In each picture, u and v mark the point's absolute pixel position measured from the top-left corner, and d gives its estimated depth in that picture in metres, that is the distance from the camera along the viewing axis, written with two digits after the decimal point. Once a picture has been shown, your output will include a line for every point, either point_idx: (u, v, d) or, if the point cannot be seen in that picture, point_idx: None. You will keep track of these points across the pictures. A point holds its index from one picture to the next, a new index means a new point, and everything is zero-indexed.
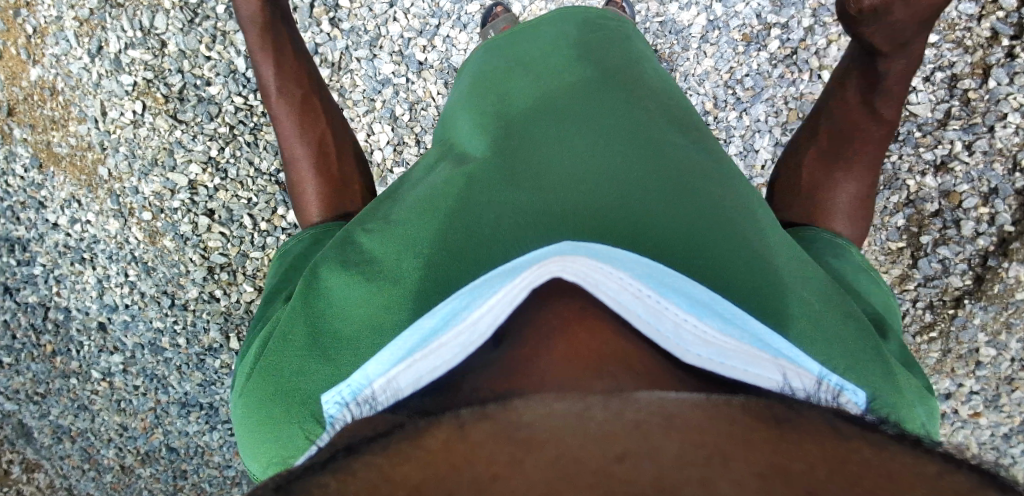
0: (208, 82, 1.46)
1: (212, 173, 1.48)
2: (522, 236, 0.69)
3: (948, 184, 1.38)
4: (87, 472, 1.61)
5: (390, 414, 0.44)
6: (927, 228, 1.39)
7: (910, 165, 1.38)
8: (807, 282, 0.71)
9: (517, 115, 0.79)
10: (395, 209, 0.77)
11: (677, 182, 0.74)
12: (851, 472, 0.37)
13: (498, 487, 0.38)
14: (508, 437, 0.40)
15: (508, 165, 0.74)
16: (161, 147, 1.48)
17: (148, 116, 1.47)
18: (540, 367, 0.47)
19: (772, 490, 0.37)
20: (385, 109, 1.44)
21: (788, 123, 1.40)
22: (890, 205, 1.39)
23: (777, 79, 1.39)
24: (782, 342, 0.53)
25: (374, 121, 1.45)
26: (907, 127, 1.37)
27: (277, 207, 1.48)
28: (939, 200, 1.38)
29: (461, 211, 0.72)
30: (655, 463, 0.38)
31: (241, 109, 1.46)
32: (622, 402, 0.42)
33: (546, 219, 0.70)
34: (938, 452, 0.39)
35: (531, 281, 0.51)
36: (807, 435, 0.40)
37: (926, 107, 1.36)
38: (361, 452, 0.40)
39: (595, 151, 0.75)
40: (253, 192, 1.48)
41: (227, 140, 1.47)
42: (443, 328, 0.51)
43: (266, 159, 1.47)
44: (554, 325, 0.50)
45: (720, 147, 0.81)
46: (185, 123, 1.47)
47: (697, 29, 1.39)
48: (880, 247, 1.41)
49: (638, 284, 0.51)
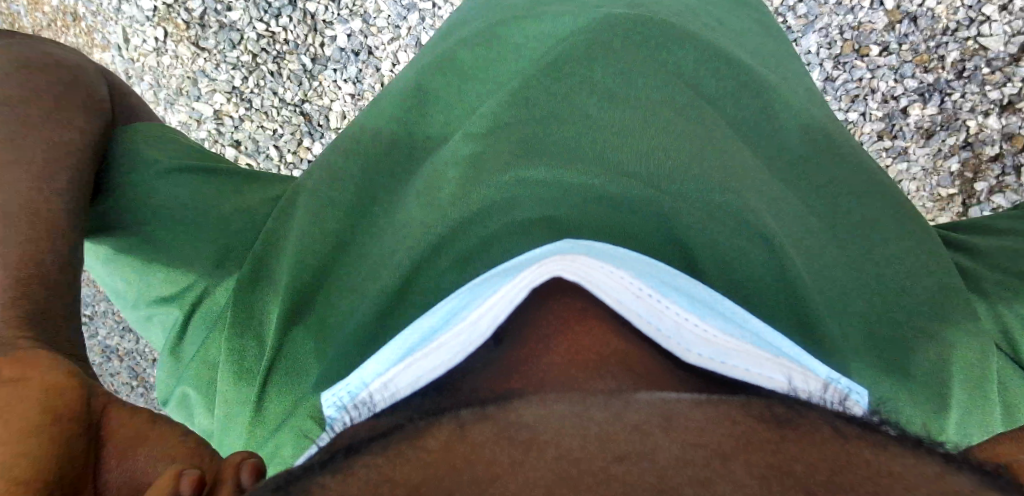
0: (229, 8, 1.56)
1: (237, 103, 1.60)
2: (518, 214, 0.69)
3: (1013, 126, 1.35)
4: (137, 388, 1.67)
5: (393, 414, 0.44)
6: (983, 175, 1.37)
7: (973, 104, 1.36)
8: (806, 259, 0.72)
9: (523, 76, 0.76)
10: (399, 204, 0.78)
11: (686, 150, 0.70)
12: (851, 473, 0.37)
13: (497, 487, 0.38)
14: (509, 438, 0.40)
15: (508, 139, 0.72)
16: (185, 76, 1.60)
17: (171, 43, 1.58)
18: (539, 368, 0.47)
19: (772, 490, 0.37)
20: (410, 36, 1.53)
21: (841, 55, 1.42)
22: (945, 147, 1.38)
23: (834, 5, 1.40)
24: (778, 340, 0.53)
25: (399, 50, 1.54)
26: (975, 62, 1.35)
27: (303, 139, 1.59)
28: (1000, 143, 1.36)
29: (462, 188, 0.70)
30: (655, 463, 0.38)
31: (262, 37, 1.56)
32: (622, 402, 0.42)
33: (546, 194, 0.69)
34: (939, 452, 0.39)
35: (531, 280, 0.51)
36: (808, 435, 0.39)
37: (999, 40, 1.34)
38: (361, 452, 0.40)
39: (599, 122, 0.72)
40: (277, 123, 1.59)
41: (250, 69, 1.58)
42: (444, 328, 0.52)
43: (290, 90, 1.58)
44: (554, 323, 0.50)
45: (763, 105, 0.78)
46: (207, 51, 1.58)
47: None
48: (929, 192, 1.39)
49: (638, 283, 0.51)
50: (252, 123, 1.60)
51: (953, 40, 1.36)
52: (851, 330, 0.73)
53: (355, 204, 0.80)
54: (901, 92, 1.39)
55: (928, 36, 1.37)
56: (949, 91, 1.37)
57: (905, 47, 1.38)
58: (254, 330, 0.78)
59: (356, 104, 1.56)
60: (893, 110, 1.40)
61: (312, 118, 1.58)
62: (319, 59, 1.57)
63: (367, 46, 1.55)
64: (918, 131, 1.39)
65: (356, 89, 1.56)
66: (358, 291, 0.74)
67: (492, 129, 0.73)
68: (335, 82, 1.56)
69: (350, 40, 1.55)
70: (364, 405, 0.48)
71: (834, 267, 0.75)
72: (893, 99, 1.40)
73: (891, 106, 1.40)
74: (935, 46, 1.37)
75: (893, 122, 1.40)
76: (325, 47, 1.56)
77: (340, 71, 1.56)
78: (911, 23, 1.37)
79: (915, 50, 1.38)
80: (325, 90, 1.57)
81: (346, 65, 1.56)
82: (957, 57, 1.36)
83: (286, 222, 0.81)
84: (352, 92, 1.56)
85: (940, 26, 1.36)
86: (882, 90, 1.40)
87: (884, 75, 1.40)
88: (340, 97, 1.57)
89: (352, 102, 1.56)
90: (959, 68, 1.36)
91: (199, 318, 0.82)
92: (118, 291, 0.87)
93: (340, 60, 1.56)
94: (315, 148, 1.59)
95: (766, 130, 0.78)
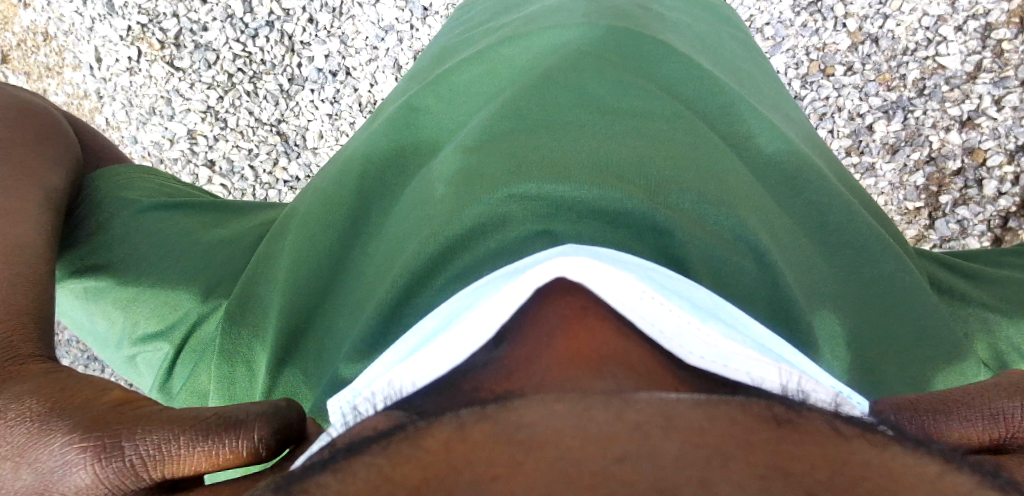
0: (205, 28, 1.64)
1: (211, 123, 1.65)
2: (515, 230, 0.64)
3: (973, 141, 1.47)
4: None
5: (392, 415, 0.44)
6: (947, 188, 1.48)
7: (935, 121, 1.49)
8: (795, 273, 0.72)
9: (515, 87, 0.79)
10: (391, 213, 0.79)
11: (681, 157, 0.72)
12: (850, 471, 0.38)
13: (498, 488, 0.38)
14: (509, 438, 0.40)
15: (501, 155, 0.71)
16: (158, 96, 1.65)
17: (145, 62, 1.64)
18: (541, 369, 0.48)
19: (772, 490, 0.37)
20: (389, 57, 1.62)
21: (808, 74, 1.56)
22: (910, 163, 1.50)
23: (800, 28, 1.55)
24: (779, 349, 0.53)
25: (377, 70, 1.62)
26: (935, 80, 1.50)
27: (279, 158, 1.64)
28: (962, 157, 1.48)
29: (454, 207, 0.68)
30: (655, 465, 0.38)
31: (238, 57, 1.64)
32: (622, 402, 0.42)
33: (542, 208, 0.65)
34: (935, 446, 0.39)
35: (534, 280, 0.50)
36: (808, 435, 0.39)
37: (956, 59, 1.48)
38: (361, 452, 0.40)
39: (598, 126, 0.72)
40: (253, 143, 1.65)
41: (225, 89, 1.65)
42: (445, 329, 0.52)
43: (266, 110, 1.64)
44: (554, 322, 0.50)
45: (743, 117, 0.82)
46: (181, 71, 1.64)
47: None
48: (897, 206, 1.49)
49: (641, 285, 0.51)
50: (226, 142, 1.66)
51: (914, 59, 1.50)
52: (841, 329, 0.73)
53: (351, 212, 0.80)
54: (866, 109, 1.52)
55: (889, 56, 1.51)
56: (911, 108, 1.50)
57: (869, 67, 1.53)
58: (242, 356, 0.78)
59: (334, 124, 1.63)
60: (859, 127, 1.52)
61: (288, 138, 1.65)
62: (296, 80, 1.64)
63: (344, 67, 1.63)
64: (884, 147, 1.51)
65: (334, 109, 1.63)
66: (358, 296, 0.74)
67: (488, 147, 0.73)
68: (312, 101, 1.64)
69: (328, 61, 1.63)
70: (362, 409, 0.48)
71: (823, 274, 0.75)
72: (859, 117, 1.53)
73: (857, 123, 1.53)
74: (896, 65, 1.51)
75: (860, 138, 1.52)
76: (303, 67, 1.64)
77: (318, 91, 1.64)
78: (872, 43, 1.52)
79: (878, 70, 1.52)
80: (302, 111, 1.64)
81: (323, 84, 1.64)
82: (918, 76, 1.50)
83: (282, 238, 0.83)
84: (330, 112, 1.63)
85: (900, 47, 1.51)
86: (849, 108, 1.53)
87: (850, 94, 1.53)
88: (316, 117, 1.64)
89: (330, 122, 1.63)
90: (920, 86, 1.50)
91: (186, 351, 0.85)
92: (108, 337, 0.91)
93: (317, 80, 1.64)
94: (292, 169, 1.64)
95: (745, 143, 0.81)
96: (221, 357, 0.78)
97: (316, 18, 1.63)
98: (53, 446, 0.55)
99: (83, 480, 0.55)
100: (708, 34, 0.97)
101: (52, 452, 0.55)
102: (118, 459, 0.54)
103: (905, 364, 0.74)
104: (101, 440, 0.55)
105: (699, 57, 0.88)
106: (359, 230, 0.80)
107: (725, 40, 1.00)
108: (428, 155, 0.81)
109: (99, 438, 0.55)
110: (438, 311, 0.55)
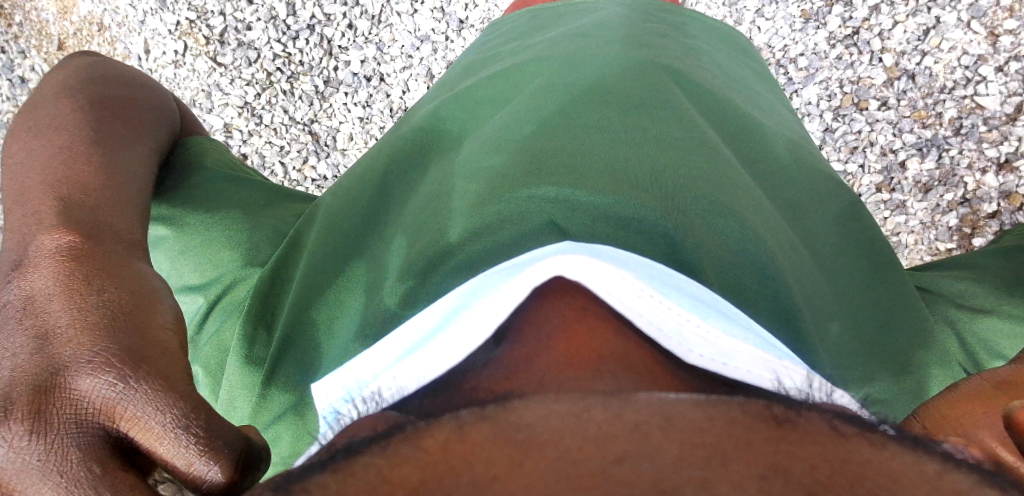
0: (249, 27, 1.66)
1: (247, 118, 1.66)
2: (527, 223, 0.65)
3: (1010, 185, 1.42)
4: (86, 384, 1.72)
5: (395, 414, 0.44)
6: (981, 230, 1.43)
7: (971, 161, 1.44)
8: (799, 277, 0.71)
9: (536, 101, 0.79)
10: (404, 210, 0.79)
11: (695, 170, 0.71)
12: (850, 471, 0.37)
13: (497, 488, 0.37)
14: (507, 440, 0.40)
15: (525, 153, 0.71)
16: (199, 89, 1.68)
17: (189, 56, 1.67)
18: (540, 367, 0.47)
19: (771, 490, 0.37)
20: (422, 67, 1.63)
21: (841, 107, 1.53)
22: (943, 203, 1.46)
23: (835, 60, 1.53)
24: (779, 346, 0.54)
25: (410, 78, 1.63)
26: (972, 120, 1.45)
27: (309, 158, 1.66)
28: (998, 201, 1.42)
29: (476, 203, 0.69)
30: (654, 465, 0.38)
31: (278, 57, 1.65)
32: (622, 402, 0.42)
33: (557, 209, 0.65)
34: (939, 451, 0.39)
35: (531, 280, 0.51)
36: (808, 436, 0.39)
37: (996, 99, 1.43)
38: (362, 454, 0.40)
39: (625, 139, 0.72)
40: (285, 140, 1.66)
41: (263, 87, 1.66)
42: (444, 327, 0.53)
43: (301, 109, 1.66)
44: (550, 320, 0.50)
45: (756, 144, 0.82)
46: (224, 66, 1.66)
47: (751, 3, 1.54)
48: (927, 246, 1.46)
49: (640, 285, 0.52)
50: (259, 138, 1.67)
51: (950, 98, 1.46)
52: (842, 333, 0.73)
53: (366, 209, 0.81)
54: (899, 146, 1.49)
55: (925, 92, 1.47)
56: (947, 146, 1.46)
57: (904, 103, 1.49)
58: (266, 321, 0.81)
59: (364, 128, 1.65)
60: (891, 163, 1.49)
61: (320, 138, 1.66)
62: (331, 82, 1.65)
63: (379, 72, 1.64)
64: (916, 186, 1.48)
65: (366, 113, 1.65)
66: (369, 286, 0.75)
67: (521, 144, 0.73)
68: (346, 104, 1.65)
69: (363, 66, 1.65)
70: (361, 409, 0.48)
71: (830, 292, 0.76)
72: (891, 153, 1.50)
73: (889, 159, 1.49)
74: (932, 103, 1.47)
75: (892, 174, 1.49)
76: (339, 71, 1.65)
77: (352, 94, 1.65)
78: (909, 80, 1.48)
79: (913, 106, 1.48)
80: (335, 112, 1.65)
81: (358, 89, 1.65)
82: (955, 114, 1.46)
83: (308, 229, 0.84)
84: (363, 115, 1.65)
85: (936, 85, 1.47)
86: (881, 144, 1.50)
87: (883, 129, 1.50)
88: (348, 122, 1.65)
89: (361, 125, 1.65)
90: (956, 126, 1.45)
91: (218, 309, 0.86)
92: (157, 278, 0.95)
93: (352, 84, 1.65)
94: (320, 168, 1.66)
95: (762, 160, 0.81)
96: (255, 315, 0.80)
97: (355, 24, 1.64)
98: (90, 347, 0.56)
99: (73, 388, 0.54)
100: (729, 66, 0.96)
101: (84, 350, 0.56)
102: (109, 390, 0.54)
103: (908, 375, 0.73)
104: (120, 367, 0.55)
105: (725, 90, 0.88)
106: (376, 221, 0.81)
107: (742, 73, 0.99)
108: (444, 154, 0.82)
109: (117, 364, 0.55)
110: (434, 310, 0.56)
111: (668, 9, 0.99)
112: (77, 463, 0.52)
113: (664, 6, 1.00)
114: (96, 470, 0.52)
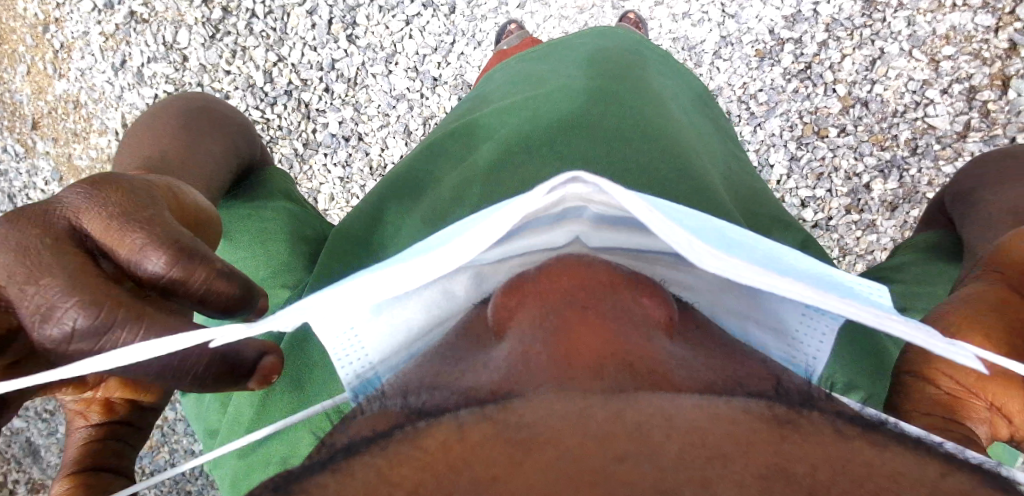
0: (227, 96, 1.54)
1: None
2: None
3: None
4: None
5: (392, 414, 0.44)
6: None
7: (930, 179, 1.42)
8: None
9: (529, 143, 0.81)
10: (401, 237, 0.80)
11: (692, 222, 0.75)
12: (852, 472, 0.38)
13: (497, 489, 0.37)
14: (507, 439, 0.39)
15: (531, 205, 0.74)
16: None
17: None
18: (539, 365, 0.47)
19: (772, 490, 0.36)
20: (399, 124, 1.53)
21: (803, 136, 1.47)
22: (910, 220, 1.43)
23: (791, 94, 1.47)
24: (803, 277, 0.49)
25: (388, 136, 1.53)
26: (926, 140, 1.42)
27: None
28: None
29: None
30: (655, 466, 0.37)
31: (258, 124, 1.54)
32: (622, 402, 0.42)
33: None
34: (940, 452, 0.40)
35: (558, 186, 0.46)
36: (808, 434, 0.40)
37: (944, 119, 1.41)
38: (360, 453, 0.40)
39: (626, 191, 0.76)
40: None
41: None
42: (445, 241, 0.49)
43: None
44: (553, 318, 0.50)
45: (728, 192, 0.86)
46: None
47: (709, 45, 1.48)
48: None
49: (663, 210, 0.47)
50: None
51: (903, 121, 1.43)
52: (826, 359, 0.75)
53: (366, 233, 0.81)
54: (862, 169, 1.45)
55: (879, 118, 1.44)
56: (906, 167, 1.43)
57: (862, 129, 1.45)
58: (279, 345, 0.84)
59: (344, 188, 1.56)
60: (857, 186, 1.46)
61: None
62: (311, 144, 1.56)
63: (357, 132, 1.55)
64: (883, 205, 1.45)
65: (346, 173, 1.56)
66: None
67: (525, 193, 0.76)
68: (325, 166, 1.56)
69: (342, 127, 1.55)
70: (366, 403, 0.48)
71: None
72: (855, 177, 1.46)
73: (854, 183, 1.46)
74: (887, 127, 1.44)
75: (858, 197, 1.46)
76: (318, 133, 1.55)
77: (331, 155, 1.55)
78: (862, 107, 1.44)
79: (869, 131, 1.44)
80: (314, 173, 1.56)
81: (336, 149, 1.55)
82: (909, 135, 1.43)
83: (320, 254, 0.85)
84: (342, 175, 1.56)
85: (889, 110, 1.44)
86: (845, 168, 1.46)
87: (845, 154, 1.46)
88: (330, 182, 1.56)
89: (341, 186, 1.56)
90: (913, 146, 1.43)
91: None
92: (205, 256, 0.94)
93: (331, 146, 1.55)
94: None
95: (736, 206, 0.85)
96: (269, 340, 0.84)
97: (332, 87, 1.54)
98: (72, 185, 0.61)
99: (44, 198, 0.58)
100: (671, 89, 0.95)
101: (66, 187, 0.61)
102: (77, 194, 0.58)
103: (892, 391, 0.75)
104: (88, 182, 0.59)
105: (692, 130, 0.89)
106: (371, 242, 0.81)
107: (701, 112, 0.98)
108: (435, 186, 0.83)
109: (87, 181, 0.59)
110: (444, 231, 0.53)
111: (639, 41, 1.00)
112: (36, 240, 0.55)
113: (631, 37, 1.00)
114: (53, 245, 0.55)
